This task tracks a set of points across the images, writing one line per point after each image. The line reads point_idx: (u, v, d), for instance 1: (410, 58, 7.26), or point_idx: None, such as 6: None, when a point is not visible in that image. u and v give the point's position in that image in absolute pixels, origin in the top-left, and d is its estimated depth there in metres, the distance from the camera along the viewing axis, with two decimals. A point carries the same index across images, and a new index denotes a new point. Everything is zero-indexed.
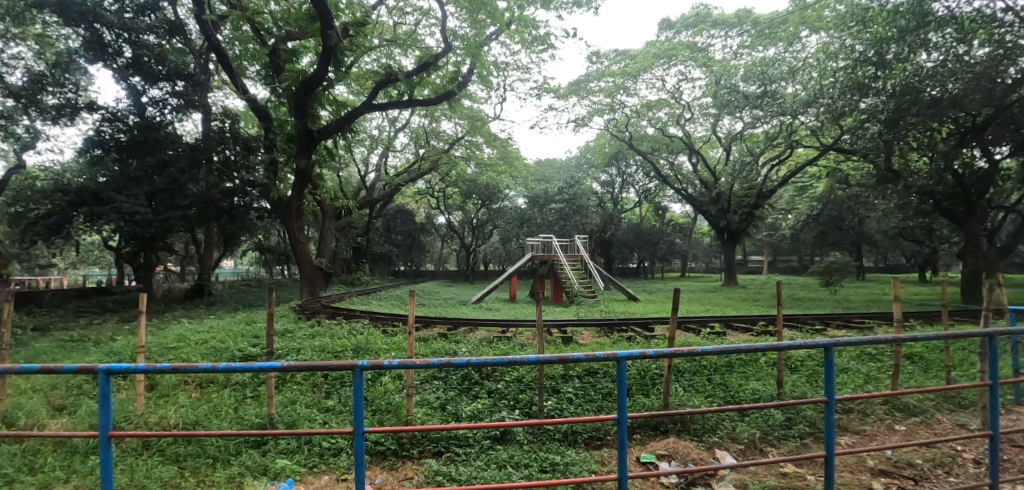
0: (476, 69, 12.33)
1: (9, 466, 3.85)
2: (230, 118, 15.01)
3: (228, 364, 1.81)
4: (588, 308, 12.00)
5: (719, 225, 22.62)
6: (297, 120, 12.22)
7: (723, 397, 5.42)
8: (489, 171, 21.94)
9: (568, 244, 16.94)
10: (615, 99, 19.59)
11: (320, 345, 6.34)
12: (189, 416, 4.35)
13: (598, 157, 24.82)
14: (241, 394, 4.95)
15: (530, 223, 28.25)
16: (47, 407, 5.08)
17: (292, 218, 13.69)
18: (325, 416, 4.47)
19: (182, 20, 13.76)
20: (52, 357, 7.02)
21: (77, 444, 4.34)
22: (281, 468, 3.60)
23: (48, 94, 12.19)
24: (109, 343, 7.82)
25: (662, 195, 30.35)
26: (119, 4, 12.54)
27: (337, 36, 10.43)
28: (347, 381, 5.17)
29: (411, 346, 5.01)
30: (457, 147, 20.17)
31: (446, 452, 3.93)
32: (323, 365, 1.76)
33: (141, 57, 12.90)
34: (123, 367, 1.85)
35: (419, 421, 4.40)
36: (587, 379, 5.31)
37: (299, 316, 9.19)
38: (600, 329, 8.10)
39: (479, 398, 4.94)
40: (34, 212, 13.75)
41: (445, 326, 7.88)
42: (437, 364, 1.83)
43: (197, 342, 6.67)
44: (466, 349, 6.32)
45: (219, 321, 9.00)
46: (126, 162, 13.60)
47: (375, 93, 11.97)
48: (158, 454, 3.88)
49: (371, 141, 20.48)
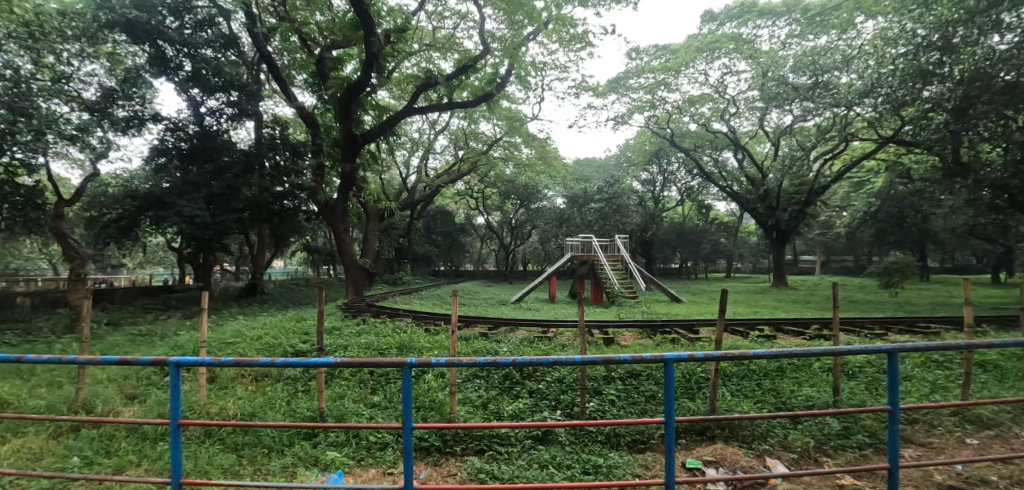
0: (515, 70, 12.38)
1: (89, 449, 4.21)
2: (280, 126, 16.08)
3: (283, 359, 1.87)
4: (630, 309, 11.73)
5: (767, 224, 21.69)
6: (341, 125, 12.64)
7: (774, 403, 5.20)
8: (528, 171, 21.94)
9: (608, 244, 16.66)
10: (656, 95, 19.07)
11: (365, 343, 6.53)
12: (245, 407, 4.58)
13: (639, 154, 24.27)
14: (293, 388, 5.18)
15: (569, 223, 28.04)
16: (121, 396, 5.50)
17: (337, 219, 14.14)
18: (371, 411, 4.61)
19: (236, 34, 14.71)
20: (124, 349, 7.59)
21: (147, 431, 4.66)
22: (331, 460, 3.74)
23: (120, 107, 13.05)
24: (172, 338, 8.35)
25: (705, 193, 29.41)
26: (179, 21, 13.58)
27: (379, 42, 10.70)
28: (392, 377, 5.29)
29: (454, 345, 5.07)
30: (495, 148, 20.32)
31: (489, 450, 3.96)
32: (374, 362, 1.80)
33: (199, 70, 13.78)
34: (190, 359, 1.96)
35: (461, 419, 4.45)
36: (630, 382, 5.22)
37: (345, 314, 9.52)
38: (643, 330, 7.92)
39: (520, 398, 4.95)
40: (106, 216, 14.92)
41: (486, 325, 7.93)
42: (483, 363, 1.84)
43: (252, 338, 7.02)
44: (507, 348, 6.34)
45: (272, 318, 9.44)
46: (187, 169, 14.49)
47: (415, 97, 12.23)
48: (219, 443, 4.12)
49: (412, 143, 20.98)
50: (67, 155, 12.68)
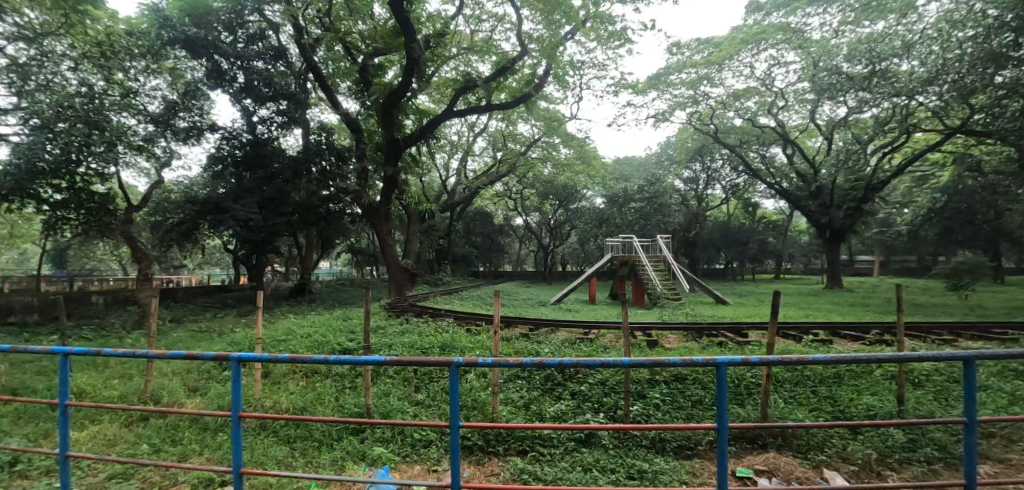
0: (553, 69, 12.35)
1: (157, 437, 4.51)
2: (326, 132, 16.70)
3: (336, 356, 1.92)
4: (673, 311, 11.43)
5: (820, 223, 20.58)
6: (384, 129, 12.95)
7: (831, 411, 4.92)
8: (567, 171, 21.81)
9: (650, 244, 16.29)
10: (699, 90, 18.45)
11: (409, 342, 6.67)
12: (297, 402, 4.78)
13: (680, 151, 23.59)
14: (342, 385, 5.36)
15: (609, 224, 27.63)
16: (184, 388, 5.87)
17: (380, 222, 14.55)
18: (415, 408, 4.70)
19: (284, 45, 15.41)
20: (187, 345, 8.10)
21: (207, 422, 4.95)
22: (378, 455, 3.84)
23: (181, 118, 13.88)
24: (229, 334, 8.83)
25: (752, 191, 28.25)
26: (233, 36, 14.36)
27: (420, 47, 10.92)
28: (435, 376, 5.37)
29: (496, 345, 5.08)
30: (534, 149, 20.31)
31: (532, 451, 3.95)
32: (422, 361, 1.82)
33: (252, 81, 14.57)
34: (249, 355, 2.05)
35: (503, 419, 4.46)
36: (676, 386, 5.07)
37: (389, 313, 9.76)
38: (688, 333, 7.66)
39: (562, 400, 4.91)
40: (170, 220, 15.99)
41: (527, 326, 7.91)
42: (530, 363, 1.82)
43: (302, 336, 7.32)
44: (548, 349, 6.32)
45: (320, 317, 9.81)
46: (241, 175, 15.33)
47: (454, 100, 12.40)
48: (273, 435, 4.31)
49: (451, 146, 21.33)
50: (135, 164, 13.63)
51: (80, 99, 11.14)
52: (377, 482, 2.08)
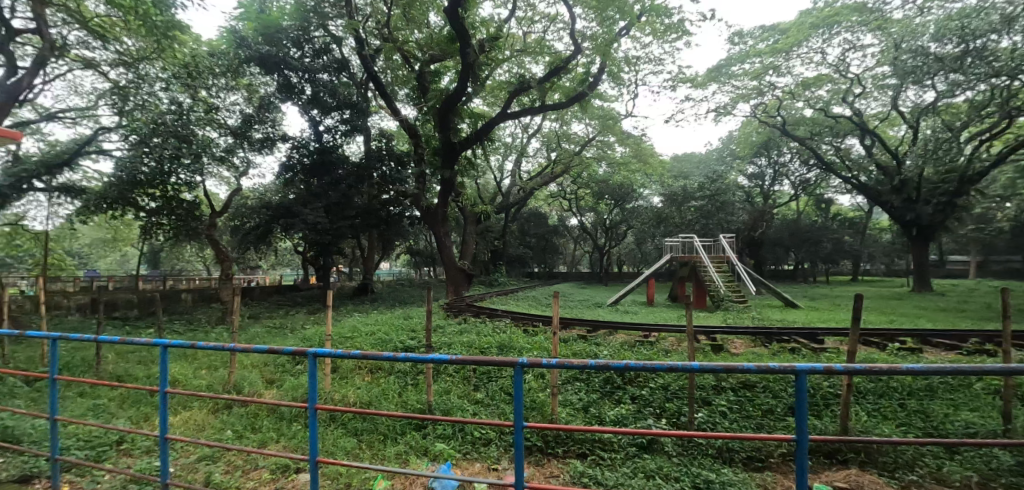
0: (607, 67, 12.17)
1: (239, 425, 4.90)
2: (386, 138, 17.43)
3: (404, 354, 1.99)
4: (738, 314, 10.87)
5: (905, 219, 18.82)
6: (441, 134, 13.31)
7: (921, 427, 4.46)
8: (622, 170, 21.35)
9: (712, 244, 15.58)
10: (764, 80, 17.40)
11: (468, 341, 6.80)
12: (363, 396, 5.01)
13: (744, 146, 22.38)
14: (404, 381, 5.57)
15: (667, 223, 26.78)
16: (263, 380, 6.33)
17: (438, 223, 14.95)
18: (475, 407, 4.78)
19: (347, 58, 16.26)
20: (264, 340, 8.72)
21: (283, 412, 5.30)
22: (440, 451, 3.95)
23: (256, 130, 14.94)
24: (301, 331, 9.41)
25: (824, 186, 26.31)
26: (301, 51, 15.36)
27: (475, 52, 11.13)
28: (493, 376, 5.45)
29: (556, 347, 5.06)
30: (588, 148, 20.08)
31: (591, 455, 3.91)
32: (488, 360, 1.83)
33: (319, 93, 15.53)
34: (325, 351, 2.18)
35: (562, 421, 4.45)
36: (744, 393, 4.84)
37: (447, 313, 10.01)
38: (756, 338, 7.25)
39: (622, 404, 4.82)
40: (247, 224, 17.31)
41: (585, 328, 7.83)
42: (594, 366, 1.76)
43: (366, 333, 7.67)
44: (607, 352, 6.23)
45: (383, 316, 10.21)
46: (309, 181, 16.30)
47: (509, 102, 12.54)
48: (342, 427, 4.55)
49: (505, 148, 21.56)
50: (217, 173, 14.83)
51: (171, 116, 12.19)
52: (440, 476, 2.12)
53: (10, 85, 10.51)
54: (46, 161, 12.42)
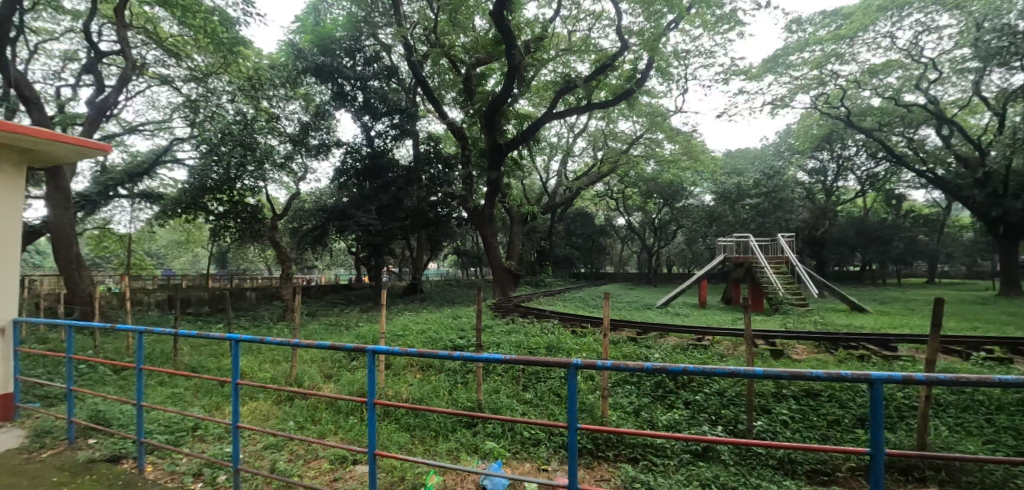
0: (655, 63, 11.87)
1: (301, 416, 5.18)
2: (434, 141, 17.84)
3: (459, 352, 2.02)
4: (800, 319, 10.28)
5: (991, 216, 17.12)
6: (488, 136, 13.47)
7: (1013, 446, 4.05)
8: (671, 167, 20.72)
9: (770, 244, 14.86)
10: (826, 69, 16.36)
11: (516, 341, 6.86)
12: (416, 393, 5.16)
13: (804, 139, 21.10)
14: (454, 379, 5.69)
15: (720, 223, 25.75)
16: (322, 374, 6.65)
17: (484, 224, 15.14)
18: (524, 407, 4.81)
19: (396, 64, 16.77)
20: (323, 336, 9.17)
21: (340, 405, 5.56)
22: (490, 449, 4.00)
23: (313, 137, 15.65)
24: (356, 328, 9.81)
25: (895, 181, 24.40)
26: (353, 60, 15.99)
27: (521, 54, 11.19)
28: (541, 377, 5.47)
29: (606, 349, 4.99)
30: (636, 146, 19.65)
31: (643, 460, 3.85)
32: (541, 360, 1.82)
33: (370, 100, 16.12)
34: (385, 349, 2.26)
35: (613, 424, 4.39)
36: (806, 402, 4.59)
37: (495, 313, 10.13)
38: (820, 344, 6.83)
39: (675, 409, 4.70)
40: (304, 226, 18.26)
41: (635, 330, 7.69)
42: (650, 369, 1.69)
43: (417, 331, 7.90)
44: (659, 355, 6.10)
45: (433, 315, 10.46)
46: (361, 184, 16.95)
47: (555, 102, 12.49)
48: (395, 422, 4.70)
49: (551, 148, 21.53)
50: (278, 179, 15.69)
51: (237, 126, 13.08)
52: (491, 473, 2.12)
53: (100, 102, 11.66)
54: (129, 171, 13.68)
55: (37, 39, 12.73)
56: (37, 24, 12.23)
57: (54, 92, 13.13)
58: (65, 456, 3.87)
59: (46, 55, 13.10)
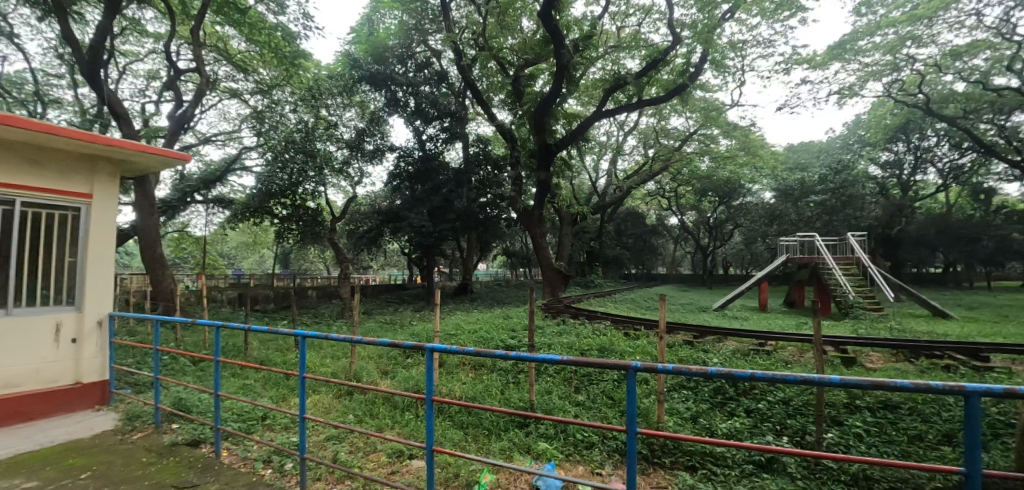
0: (709, 55, 11.43)
1: (359, 410, 5.41)
2: (483, 143, 18.09)
3: (515, 352, 2.03)
4: (875, 324, 9.54)
5: None
6: (537, 137, 13.49)
7: None
8: (727, 164, 19.85)
9: (839, 244, 14.06)
10: (901, 54, 15.09)
11: (568, 342, 6.83)
12: (468, 391, 5.26)
13: (876, 130, 19.53)
14: (506, 379, 5.76)
15: (780, 221, 24.43)
16: (378, 370, 6.93)
17: (534, 225, 15.18)
18: (576, 409, 4.79)
19: (446, 69, 17.12)
20: (380, 334, 9.55)
21: (396, 401, 5.77)
22: (543, 450, 4.01)
23: (368, 142, 16.33)
24: (411, 327, 10.12)
25: (984, 173, 22.10)
26: (405, 67, 16.50)
27: (569, 53, 11.14)
28: (593, 379, 5.42)
29: (661, 353, 4.88)
30: (689, 143, 19.01)
31: (701, 468, 3.72)
32: (598, 362, 1.77)
33: (421, 105, 16.58)
34: (443, 347, 2.33)
35: (669, 429, 4.27)
36: (884, 415, 4.28)
37: (546, 314, 10.13)
38: (898, 352, 6.31)
39: (736, 416, 4.52)
40: (360, 227, 19.06)
41: (691, 333, 7.43)
42: (715, 373, 1.58)
43: (469, 331, 8.05)
44: (717, 360, 5.89)
45: (485, 315, 10.61)
46: (413, 187, 17.48)
47: (604, 100, 12.30)
48: (449, 419, 4.81)
49: (600, 147, 21.27)
50: (336, 183, 16.47)
51: (299, 134, 13.86)
52: (545, 473, 2.08)
53: (179, 116, 12.75)
54: (204, 178, 14.87)
55: (126, 60, 14.11)
56: (125, 47, 13.56)
57: (140, 108, 14.48)
58: (152, 438, 4.26)
59: (133, 74, 14.48)
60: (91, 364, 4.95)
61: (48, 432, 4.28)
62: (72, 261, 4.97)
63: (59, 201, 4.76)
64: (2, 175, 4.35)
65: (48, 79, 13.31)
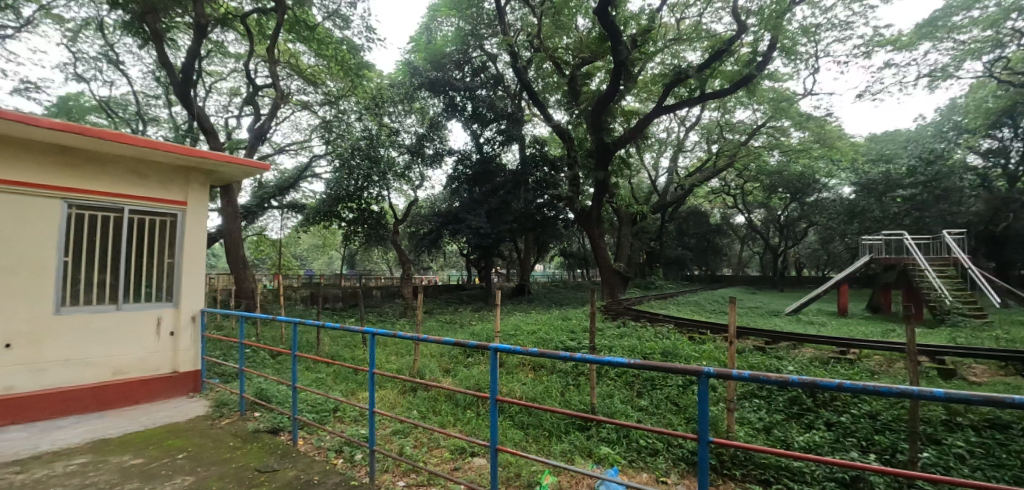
0: (779, 43, 10.78)
1: (423, 407, 5.60)
2: (539, 144, 18.14)
3: (579, 354, 1.98)
4: (981, 332, 8.56)
5: None
6: (594, 136, 13.34)
7: None
8: (800, 157, 18.56)
9: (933, 243, 12.72)
10: (1006, 28, 13.40)
11: (629, 345, 6.69)
12: (529, 392, 5.29)
13: (977, 115, 17.51)
14: (566, 381, 5.75)
15: (862, 218, 22.50)
16: (441, 368, 7.15)
17: (592, 225, 15.01)
18: (639, 414, 4.69)
19: (502, 72, 17.31)
20: (442, 334, 9.84)
21: (458, 399, 5.92)
22: (605, 455, 3.96)
23: (428, 147, 16.89)
24: (472, 327, 10.35)
25: None
26: (462, 72, 16.89)
27: (626, 49, 10.93)
28: (656, 384, 5.29)
29: (731, 358, 4.67)
30: (757, 137, 17.99)
31: (776, 483, 3.53)
32: (666, 366, 1.68)
33: (478, 109, 16.90)
34: (506, 347, 2.35)
35: (739, 439, 4.09)
36: (992, 436, 3.83)
37: (606, 316, 9.98)
38: (1009, 365, 5.61)
39: (814, 430, 4.24)
40: (420, 229, 19.71)
41: (763, 338, 7.02)
42: (798, 382, 1.41)
43: (528, 331, 8.11)
44: (792, 368, 5.54)
45: (544, 316, 10.64)
46: (471, 189, 17.85)
47: (664, 96, 11.89)
48: (510, 419, 4.88)
49: (660, 144, 20.66)
50: (398, 188, 17.15)
51: (365, 141, 14.57)
52: (607, 478, 1.99)
53: (258, 128, 13.81)
54: (280, 186, 16.02)
55: (212, 80, 15.49)
56: (211, 67, 14.91)
57: (225, 122, 15.85)
58: (238, 425, 4.66)
59: (218, 92, 15.88)
60: (187, 355, 5.50)
61: (152, 415, 4.80)
62: (171, 262, 5.51)
63: (160, 208, 5.33)
64: (113, 185, 4.98)
65: (148, 99, 14.87)
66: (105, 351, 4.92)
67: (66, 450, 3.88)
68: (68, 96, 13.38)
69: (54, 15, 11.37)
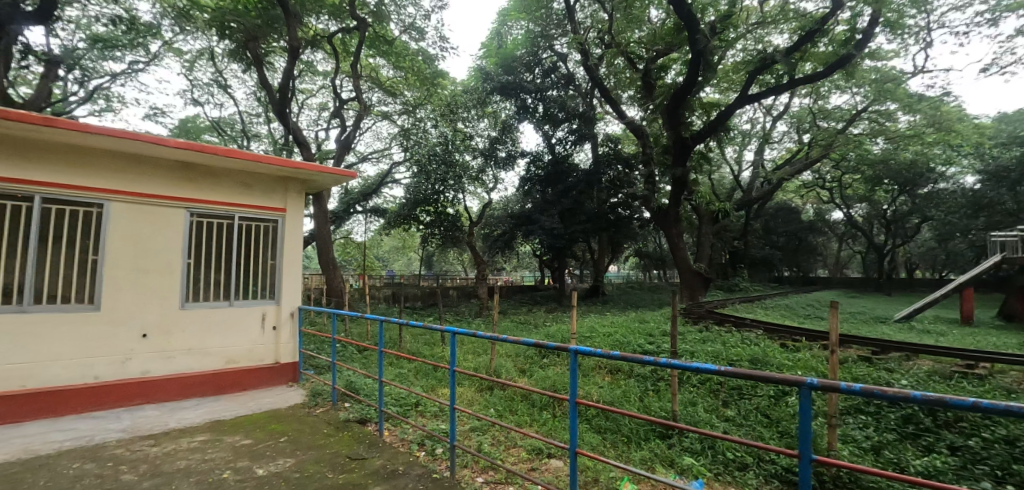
0: (884, 16, 9.68)
1: (499, 405, 5.73)
2: (612, 143, 17.82)
3: (664, 359, 1.89)
4: None
5: None
6: (670, 131, 12.87)
7: None
8: (911, 143, 16.48)
9: None
10: None
11: (712, 351, 6.37)
12: (606, 396, 5.23)
13: None
14: (645, 386, 5.61)
15: (992, 210, 19.51)
16: (517, 368, 7.27)
17: (670, 224, 14.41)
18: (725, 424, 4.46)
19: (573, 71, 17.24)
20: (518, 334, 9.98)
21: (533, 400, 5.99)
22: (688, 466, 3.83)
23: (501, 150, 17.22)
24: (547, 328, 10.39)
25: None
26: (533, 74, 17.02)
27: (705, 38, 10.41)
28: (744, 394, 4.99)
29: (832, 369, 4.29)
30: (857, 123, 16.28)
31: None
32: (762, 375, 1.58)
33: (550, 110, 16.95)
34: (587, 351, 2.33)
35: (840, 457, 3.75)
36: None
37: (687, 320, 9.55)
38: None
39: (935, 454, 3.76)
40: (493, 231, 20.10)
41: (869, 347, 6.35)
42: (920, 399, 1.27)
43: (605, 334, 7.99)
44: (906, 382, 4.95)
45: (620, 319, 10.40)
46: (544, 190, 17.90)
47: (748, 84, 11.13)
48: (587, 423, 4.85)
49: (742, 136, 19.40)
50: (472, 191, 17.64)
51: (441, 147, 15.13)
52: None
53: (344, 139, 14.91)
54: (364, 192, 17.18)
55: (304, 97, 17.01)
56: (304, 86, 16.36)
57: (316, 135, 17.30)
58: (330, 414, 5.07)
59: (310, 108, 17.37)
60: (286, 348, 6.10)
61: (259, 401, 5.38)
62: (274, 263, 6.13)
63: (264, 215, 5.96)
64: (226, 196, 5.66)
65: (251, 118, 16.62)
66: (220, 342, 5.60)
67: (190, 428, 4.47)
68: (187, 119, 15.33)
69: (174, 49, 13.13)
